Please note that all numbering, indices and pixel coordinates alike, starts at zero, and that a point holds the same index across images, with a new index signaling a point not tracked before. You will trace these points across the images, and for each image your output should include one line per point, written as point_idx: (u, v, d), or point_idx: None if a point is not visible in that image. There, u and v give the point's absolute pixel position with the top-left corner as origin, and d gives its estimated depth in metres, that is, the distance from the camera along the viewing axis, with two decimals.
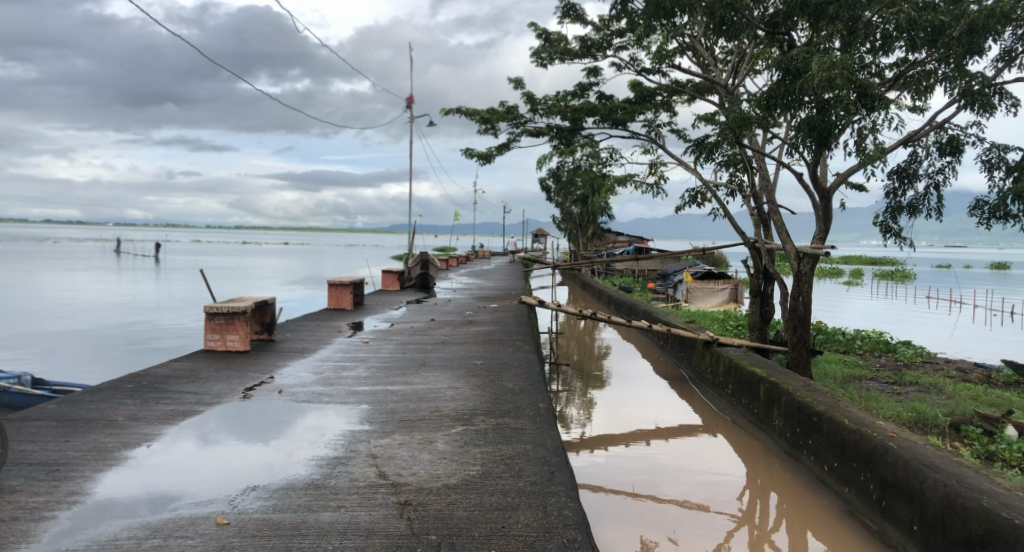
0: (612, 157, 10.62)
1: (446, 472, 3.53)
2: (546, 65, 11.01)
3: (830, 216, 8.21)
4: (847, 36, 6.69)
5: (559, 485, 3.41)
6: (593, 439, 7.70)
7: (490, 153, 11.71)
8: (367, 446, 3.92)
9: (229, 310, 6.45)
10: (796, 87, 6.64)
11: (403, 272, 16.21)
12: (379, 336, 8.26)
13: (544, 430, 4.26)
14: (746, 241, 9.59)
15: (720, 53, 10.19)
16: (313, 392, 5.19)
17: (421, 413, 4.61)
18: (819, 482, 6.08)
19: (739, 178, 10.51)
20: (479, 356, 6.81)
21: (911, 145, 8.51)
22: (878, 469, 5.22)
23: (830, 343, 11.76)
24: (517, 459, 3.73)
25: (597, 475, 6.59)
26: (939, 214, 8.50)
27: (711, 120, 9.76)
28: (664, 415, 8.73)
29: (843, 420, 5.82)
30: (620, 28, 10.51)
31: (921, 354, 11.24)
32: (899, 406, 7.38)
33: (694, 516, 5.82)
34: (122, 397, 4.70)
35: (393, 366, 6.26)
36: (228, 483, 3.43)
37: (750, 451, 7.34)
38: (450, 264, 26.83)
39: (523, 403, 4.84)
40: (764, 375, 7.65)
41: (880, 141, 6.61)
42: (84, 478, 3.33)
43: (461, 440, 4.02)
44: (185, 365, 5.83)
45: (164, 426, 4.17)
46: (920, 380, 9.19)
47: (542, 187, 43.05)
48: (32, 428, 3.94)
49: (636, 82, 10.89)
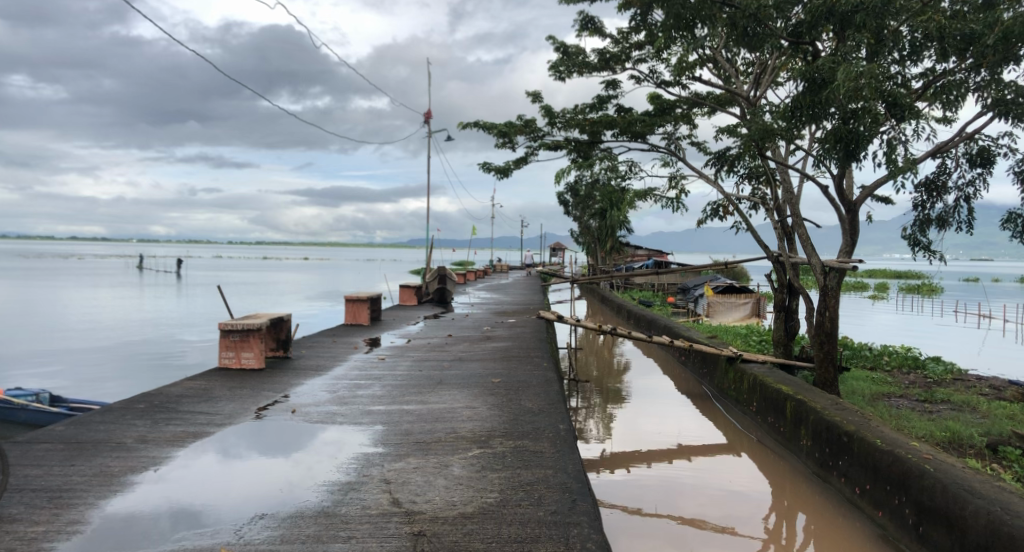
0: (631, 170, 10.48)
1: (462, 500, 3.37)
2: (564, 78, 10.91)
3: (857, 229, 7.97)
4: (874, 45, 6.49)
5: (582, 515, 3.24)
6: (613, 457, 7.49)
7: (508, 167, 11.62)
8: (380, 471, 3.77)
9: (244, 327, 6.36)
10: (822, 98, 6.45)
11: (420, 287, 16.11)
12: (395, 353, 8.13)
13: (564, 453, 4.09)
14: (769, 254, 9.36)
15: (742, 65, 10.04)
16: (327, 411, 5.05)
17: (437, 434, 4.45)
18: (850, 505, 5.80)
19: (762, 191, 10.30)
20: (496, 373, 6.66)
21: (940, 156, 8.28)
22: (913, 492, 4.97)
23: (857, 359, 11.43)
24: (536, 486, 3.56)
25: (618, 495, 6.36)
26: (970, 228, 8.23)
27: (733, 132, 9.58)
28: (687, 433, 8.49)
29: (874, 441, 5.56)
30: (640, 41, 10.39)
31: (952, 371, 10.86)
32: (932, 426, 7.10)
33: (719, 537, 5.59)
34: (133, 418, 4.60)
35: (409, 384, 6.12)
36: (237, 508, 3.32)
37: (777, 472, 7.06)
38: (467, 279, 26.73)
39: (543, 425, 4.67)
40: (791, 392, 7.38)
41: (911, 152, 6.38)
42: (86, 506, 3.22)
43: (478, 464, 3.86)
44: (199, 384, 5.74)
45: (174, 449, 4.06)
46: (952, 397, 8.86)
47: (561, 201, 42.94)
48: (39, 451, 3.85)
49: (656, 94, 10.75)
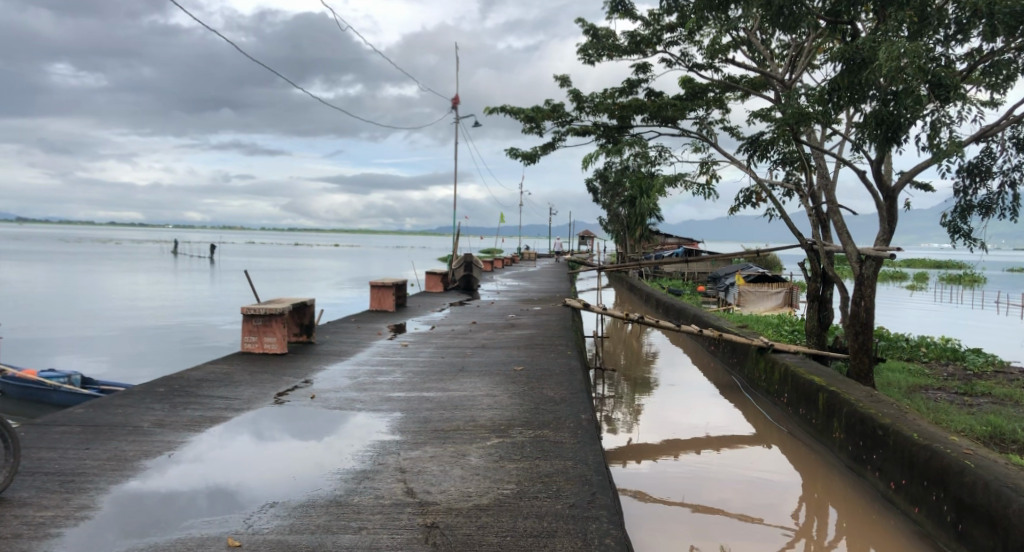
0: (661, 156, 10.23)
1: (477, 490, 3.28)
2: (593, 62, 10.69)
3: (895, 216, 7.65)
4: (917, 24, 6.16)
5: (602, 509, 3.11)
6: (638, 447, 7.34)
7: (535, 153, 11.46)
8: (396, 459, 3.69)
9: (266, 312, 6.34)
10: (862, 79, 6.13)
11: (446, 274, 16.04)
12: (418, 340, 8.05)
13: (586, 444, 3.97)
14: (803, 242, 9.10)
15: (778, 47, 9.72)
16: (346, 398, 4.99)
17: (455, 423, 4.36)
18: (885, 500, 5.59)
19: (796, 176, 9.96)
20: (519, 361, 6.56)
21: (984, 140, 7.92)
22: (952, 489, 4.75)
23: (893, 350, 11.10)
24: (555, 478, 3.44)
25: (642, 484, 6.24)
26: (1015, 215, 7.86)
27: (767, 116, 9.29)
28: (716, 424, 8.29)
29: (911, 435, 5.33)
30: (671, 23, 10.10)
31: (993, 363, 10.47)
32: (972, 419, 6.81)
33: (746, 528, 5.43)
34: (151, 402, 4.60)
35: (431, 371, 6.05)
36: (253, 494, 3.29)
37: (808, 465, 6.85)
38: (494, 267, 26.67)
39: (564, 414, 4.56)
40: (824, 384, 7.14)
41: (955, 135, 6.07)
42: (97, 491, 3.20)
43: (496, 454, 3.76)
44: (220, 368, 5.73)
45: (190, 434, 4.04)
46: (994, 391, 8.51)
47: (590, 188, 42.62)
48: (55, 434, 3.85)
49: (687, 78, 10.47)
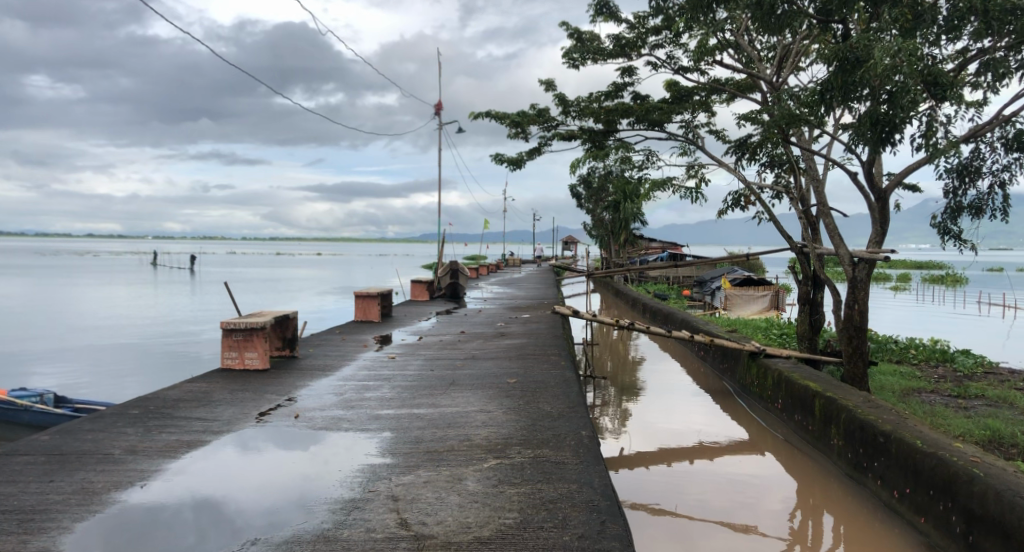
0: (647, 159, 10.09)
1: (477, 521, 3.04)
2: (578, 65, 10.54)
3: (887, 217, 7.53)
4: (910, 22, 6.02)
5: (612, 540, 2.89)
6: (632, 455, 7.12)
7: (521, 158, 11.27)
8: (388, 486, 3.44)
9: (247, 326, 6.06)
10: (855, 78, 5.97)
11: (431, 282, 15.75)
12: (407, 352, 7.79)
13: (589, 464, 3.75)
14: (793, 245, 8.95)
15: (764, 49, 9.60)
16: (332, 417, 4.73)
17: (448, 443, 4.12)
18: (888, 509, 5.41)
19: (785, 179, 9.84)
20: (511, 373, 6.32)
21: (974, 140, 7.84)
22: (961, 499, 4.57)
23: (883, 352, 11.01)
24: (560, 504, 3.22)
25: (638, 492, 6.03)
26: (1005, 216, 7.78)
27: (755, 119, 9.16)
28: (708, 429, 8.12)
29: (913, 442, 5.15)
30: (656, 26, 9.97)
31: (983, 364, 10.39)
32: (970, 423, 6.67)
33: (745, 539, 5.24)
34: (124, 426, 4.31)
35: (420, 385, 5.80)
36: (233, 526, 3.02)
37: (805, 475, 6.65)
38: (479, 274, 26.43)
39: (563, 431, 4.34)
40: (819, 390, 6.95)
41: (951, 134, 5.94)
42: (60, 530, 2.92)
43: (494, 478, 3.53)
44: (198, 387, 5.44)
45: (165, 460, 3.76)
46: (988, 393, 8.41)
47: (574, 193, 42.61)
48: (16, 465, 3.56)
49: (673, 81, 10.35)
